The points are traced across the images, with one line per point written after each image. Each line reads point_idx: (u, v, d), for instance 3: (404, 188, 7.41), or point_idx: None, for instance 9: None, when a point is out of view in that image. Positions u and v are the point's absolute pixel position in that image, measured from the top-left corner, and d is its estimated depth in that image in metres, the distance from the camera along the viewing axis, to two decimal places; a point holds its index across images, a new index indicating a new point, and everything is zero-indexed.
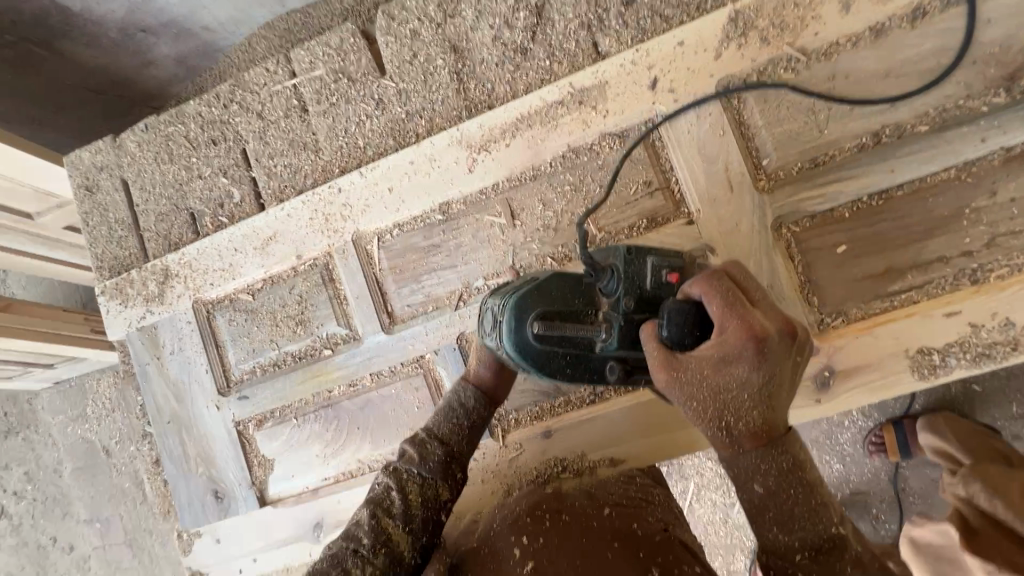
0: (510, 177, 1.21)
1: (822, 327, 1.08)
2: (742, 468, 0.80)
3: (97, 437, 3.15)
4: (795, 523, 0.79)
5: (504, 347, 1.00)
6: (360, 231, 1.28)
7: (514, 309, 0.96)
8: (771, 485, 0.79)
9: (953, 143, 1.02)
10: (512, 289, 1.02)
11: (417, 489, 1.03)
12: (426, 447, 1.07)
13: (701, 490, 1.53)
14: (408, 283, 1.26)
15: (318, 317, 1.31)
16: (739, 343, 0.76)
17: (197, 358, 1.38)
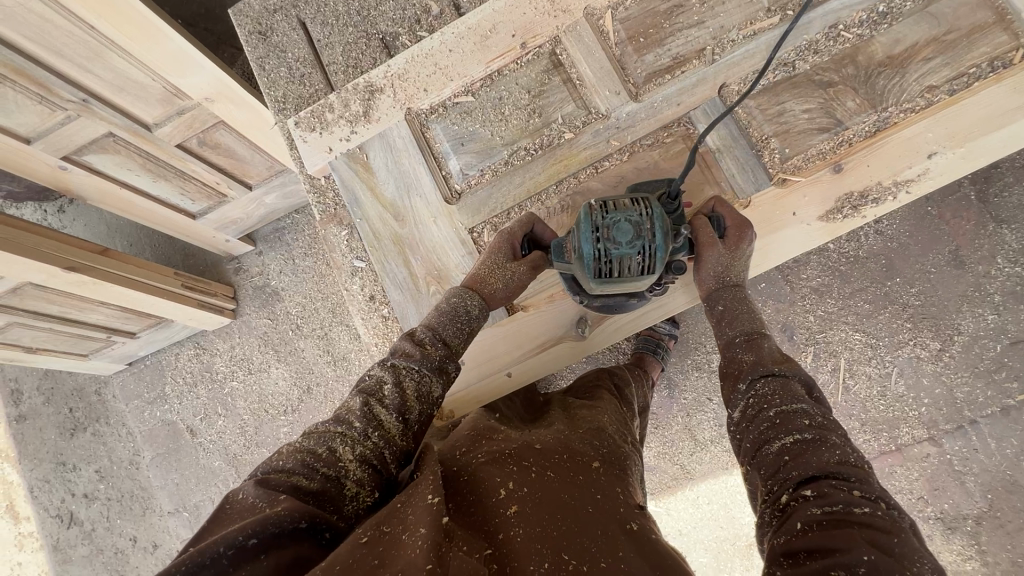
0: None
1: None
2: (718, 304, 1.07)
3: (179, 416, 2.69)
4: (734, 321, 1.03)
5: (645, 254, 0.98)
6: (591, 6, 1.23)
7: (665, 228, 0.99)
8: (731, 304, 1.05)
9: None
10: (635, 207, 1.00)
11: (415, 385, 0.90)
12: (427, 346, 0.97)
13: (853, 365, 1.55)
14: (652, 50, 1.21)
15: (553, 103, 1.24)
16: (744, 224, 1.10)
17: (417, 170, 1.28)
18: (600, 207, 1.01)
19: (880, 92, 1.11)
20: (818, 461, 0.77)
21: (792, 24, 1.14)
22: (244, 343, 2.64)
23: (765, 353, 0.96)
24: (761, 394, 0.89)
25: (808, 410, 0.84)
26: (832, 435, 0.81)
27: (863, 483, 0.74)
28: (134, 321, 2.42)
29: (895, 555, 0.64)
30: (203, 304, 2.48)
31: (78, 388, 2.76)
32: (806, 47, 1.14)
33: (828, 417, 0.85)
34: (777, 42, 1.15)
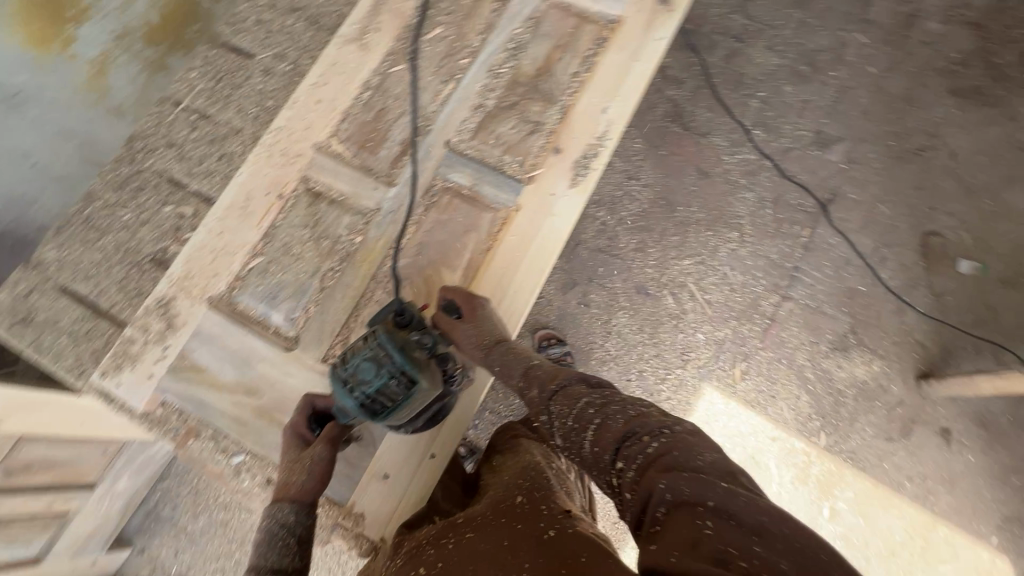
0: (397, 36, 1.54)
1: None
2: (495, 363, 1.19)
3: None
4: (512, 370, 1.16)
5: (398, 373, 1.07)
6: (316, 143, 1.45)
7: (397, 344, 1.08)
8: (502, 360, 1.18)
9: None
10: (364, 344, 1.09)
11: None
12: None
13: None
14: (382, 146, 1.45)
15: (331, 222, 1.38)
16: (470, 297, 1.28)
17: (247, 341, 1.31)
18: (340, 361, 1.10)
19: (549, 92, 1.48)
20: (613, 435, 0.87)
21: (463, 84, 1.50)
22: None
23: (542, 379, 1.09)
24: (556, 416, 0.99)
25: (589, 400, 0.96)
26: (612, 405, 0.93)
27: (644, 425, 0.87)
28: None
29: (683, 465, 0.77)
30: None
31: None
32: (482, 91, 1.49)
33: (605, 392, 0.98)
34: (461, 98, 1.48)
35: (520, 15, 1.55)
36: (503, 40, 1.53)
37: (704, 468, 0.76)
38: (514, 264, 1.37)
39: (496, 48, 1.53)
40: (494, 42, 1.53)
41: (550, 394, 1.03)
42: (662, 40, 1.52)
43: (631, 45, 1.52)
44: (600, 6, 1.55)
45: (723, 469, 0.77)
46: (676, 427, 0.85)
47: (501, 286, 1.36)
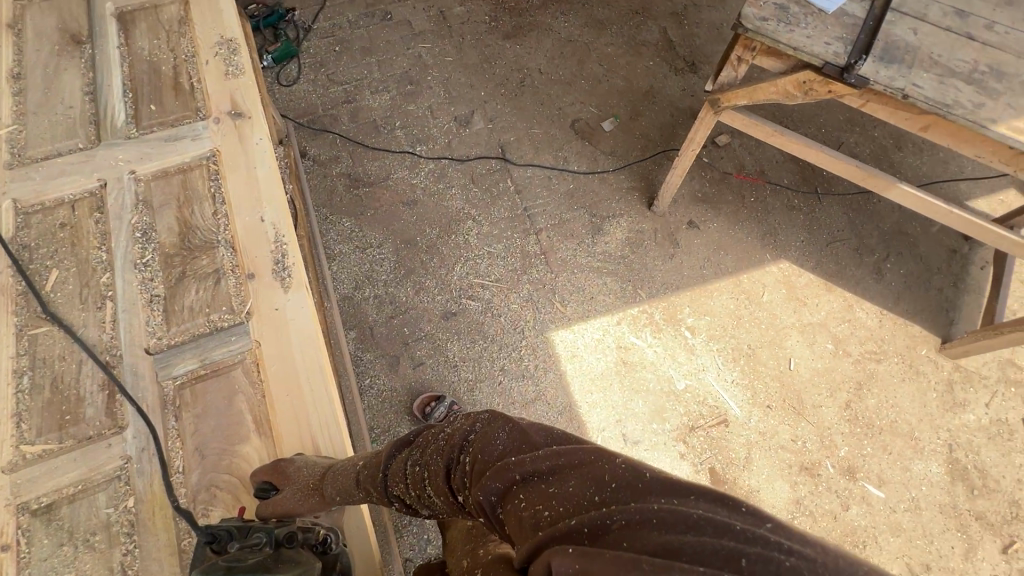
0: (15, 311, 1.38)
1: (204, 112, 1.70)
2: (332, 496, 1.14)
3: None
4: (348, 492, 1.12)
5: None
6: (4, 466, 1.21)
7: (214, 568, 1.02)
8: (333, 490, 1.13)
9: (107, 60, 1.76)
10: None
11: None
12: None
13: None
14: (83, 407, 1.28)
15: (88, 516, 1.18)
16: (274, 463, 1.23)
17: None
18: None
19: (205, 242, 1.50)
20: (439, 477, 0.95)
21: (120, 296, 1.40)
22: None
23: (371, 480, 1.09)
24: (400, 497, 1.03)
25: (411, 464, 1.02)
26: (429, 453, 1.00)
27: (458, 450, 0.96)
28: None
29: (493, 459, 0.89)
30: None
31: None
32: (143, 287, 1.42)
33: (420, 446, 1.04)
34: (129, 308, 1.39)
35: (125, 209, 1.52)
36: (127, 238, 1.48)
37: (505, 456, 0.88)
38: (293, 385, 1.34)
39: (126, 247, 1.47)
40: (120, 245, 1.47)
41: (382, 484, 1.05)
42: (262, 143, 1.67)
43: (240, 162, 1.62)
44: (191, 154, 1.62)
45: (518, 446, 0.90)
46: (478, 427, 0.97)
47: (298, 410, 1.33)
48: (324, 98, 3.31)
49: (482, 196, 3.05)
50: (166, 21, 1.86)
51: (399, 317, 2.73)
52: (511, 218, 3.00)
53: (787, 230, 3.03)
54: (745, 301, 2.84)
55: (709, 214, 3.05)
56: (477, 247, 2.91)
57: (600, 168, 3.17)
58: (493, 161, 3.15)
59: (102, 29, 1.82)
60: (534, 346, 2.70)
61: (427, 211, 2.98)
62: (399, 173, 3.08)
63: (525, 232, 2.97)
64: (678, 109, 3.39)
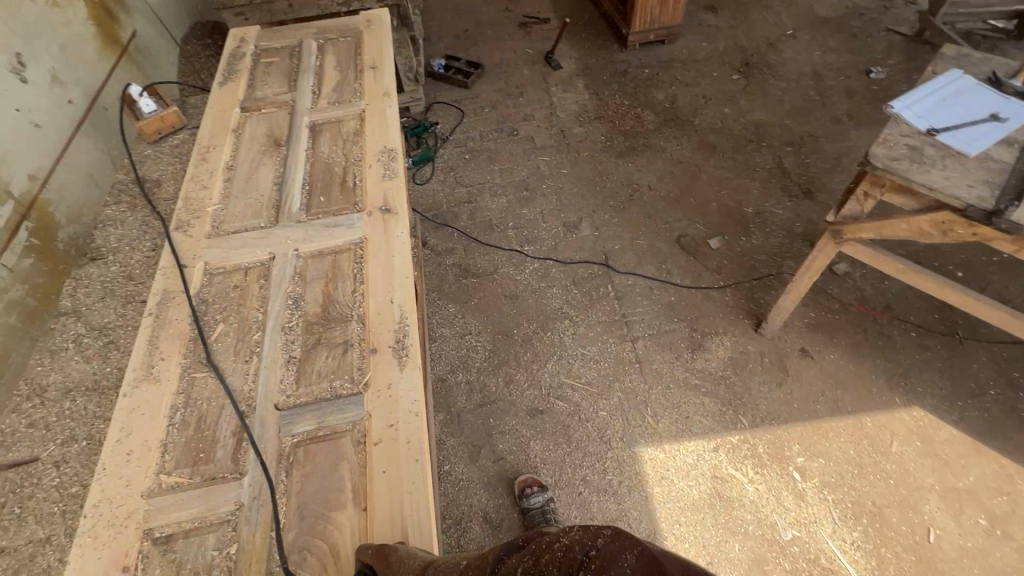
0: (184, 353, 1.63)
1: (360, 205, 2.01)
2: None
3: None
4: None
5: None
6: (144, 489, 1.37)
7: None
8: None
9: (296, 159, 2.18)
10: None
11: None
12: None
13: None
14: (215, 447, 1.43)
15: (196, 553, 1.28)
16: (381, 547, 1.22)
17: None
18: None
19: (341, 316, 1.70)
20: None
21: (265, 353, 1.61)
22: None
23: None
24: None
25: (523, 565, 0.92)
26: (545, 558, 0.90)
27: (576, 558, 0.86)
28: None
29: None
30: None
31: None
32: (285, 348, 1.62)
33: (535, 548, 0.94)
34: (269, 364, 1.58)
35: (284, 279, 1.79)
36: (281, 303, 1.73)
37: None
38: (394, 463, 1.39)
39: (279, 311, 1.71)
40: (275, 308, 1.72)
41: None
42: (402, 234, 1.91)
43: (382, 250, 1.86)
44: (344, 238, 1.90)
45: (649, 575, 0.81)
46: (598, 540, 0.88)
47: (396, 490, 1.35)
48: (449, 196, 3.73)
49: (581, 298, 3.13)
50: (345, 133, 2.30)
51: (486, 407, 2.76)
52: (608, 323, 3.02)
53: (921, 373, 2.71)
54: (868, 447, 2.51)
55: (824, 344, 2.84)
56: (571, 347, 2.93)
57: (704, 283, 3.15)
58: (596, 265, 3.27)
59: (298, 136, 2.28)
60: (620, 460, 2.56)
61: (527, 306, 3.11)
62: (506, 268, 3.29)
63: (621, 338, 2.95)
64: (790, 233, 3.34)
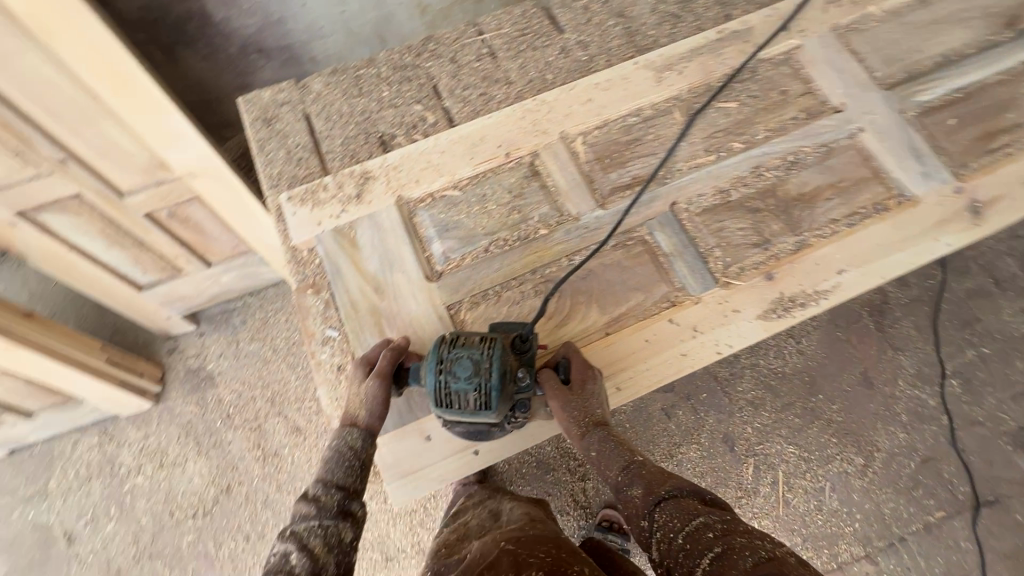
0: (691, 87, 1.52)
1: (965, 170, 1.39)
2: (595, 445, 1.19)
3: (58, 517, 2.28)
4: (623, 464, 1.16)
5: (481, 391, 1.07)
6: (565, 131, 1.48)
7: (503, 366, 1.09)
8: (604, 448, 1.19)
9: (1000, 54, 1.50)
10: (480, 345, 1.11)
11: (322, 539, 1.01)
12: (324, 497, 1.07)
13: None
14: (616, 169, 1.44)
15: (530, 204, 1.41)
16: (586, 369, 1.22)
17: (402, 249, 1.37)
18: (449, 342, 1.12)
19: (797, 220, 1.37)
20: (737, 572, 0.87)
21: (723, 164, 1.43)
22: (160, 434, 2.37)
23: (652, 483, 1.11)
24: (665, 523, 1.02)
25: (709, 523, 0.98)
26: (735, 540, 0.93)
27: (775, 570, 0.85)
28: (39, 397, 2.19)
29: None
30: (125, 383, 2.26)
31: None
32: (736, 179, 1.42)
33: (726, 520, 0.99)
34: (713, 173, 1.42)
35: (815, 136, 1.44)
36: (787, 149, 1.43)
37: None
38: (659, 347, 1.27)
39: (777, 150, 1.43)
40: (779, 145, 1.44)
41: (661, 499, 1.07)
42: (944, 247, 1.36)
43: (908, 230, 1.35)
44: (902, 176, 1.39)
45: None
46: None
47: (635, 358, 1.27)
48: None
49: (896, 463, 1.86)
50: None
51: (719, 385, 2.03)
52: (869, 541, 1.80)
53: None
54: None
55: None
56: (829, 477, 1.88)
57: None
58: (968, 502, 1.80)
59: None
60: None
61: (850, 408, 1.93)
62: (912, 362, 1.94)
63: (876, 552, 1.79)
64: None
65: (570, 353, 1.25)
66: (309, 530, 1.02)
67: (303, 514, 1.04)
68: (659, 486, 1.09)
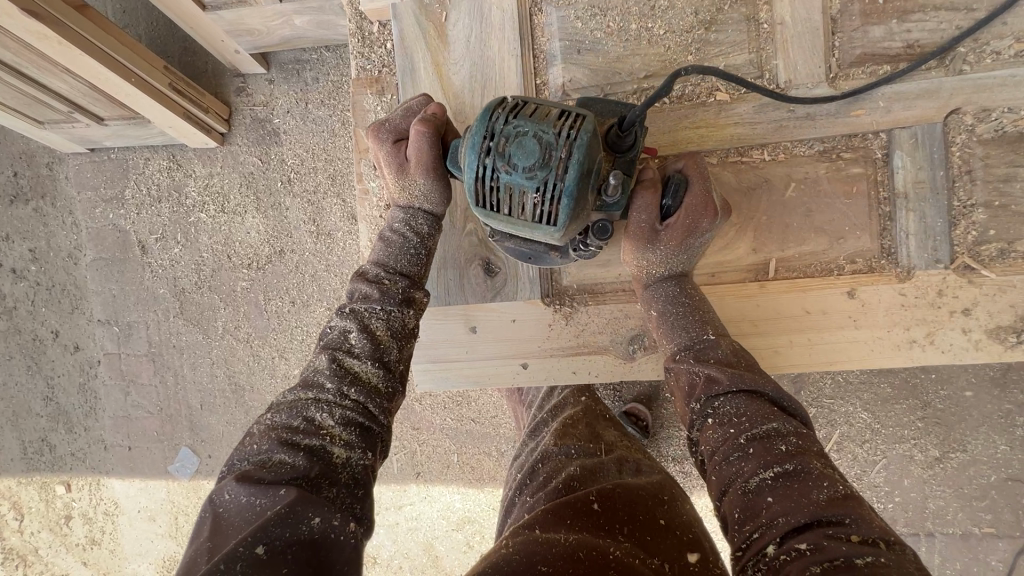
0: None
1: None
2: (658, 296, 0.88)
3: (133, 228, 1.90)
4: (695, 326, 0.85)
5: (545, 193, 0.68)
6: None
7: (587, 164, 0.68)
8: (672, 307, 0.87)
9: None
10: (555, 122, 0.69)
11: (384, 324, 0.86)
12: (386, 283, 0.89)
13: (845, 440, 1.33)
14: (885, 23, 0.84)
15: (721, 45, 0.88)
16: (702, 207, 0.84)
17: (505, 63, 0.92)
18: (508, 109, 0.70)
19: None
20: (805, 502, 0.65)
21: None
22: (225, 176, 1.83)
23: (723, 358, 0.82)
24: (723, 418, 0.76)
25: (783, 434, 0.72)
26: (813, 465, 0.68)
27: (861, 522, 0.62)
28: (106, 105, 1.60)
29: None
30: (190, 118, 1.67)
31: (28, 153, 1.93)
32: None
33: (804, 434, 0.73)
34: None
35: None
36: None
37: None
38: (817, 323, 0.89)
39: None
40: None
41: (725, 387, 0.78)
42: None
43: None
44: None
45: None
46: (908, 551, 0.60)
47: (777, 325, 0.90)
48: None
49: (973, 469, 1.29)
50: None
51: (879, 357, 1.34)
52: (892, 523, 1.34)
53: None
54: None
55: None
56: (888, 456, 1.32)
57: None
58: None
59: None
60: None
61: (965, 397, 1.28)
62: None
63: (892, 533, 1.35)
64: None
65: (690, 175, 0.86)
66: (369, 313, 0.86)
67: (363, 293, 0.88)
68: (729, 371, 0.80)
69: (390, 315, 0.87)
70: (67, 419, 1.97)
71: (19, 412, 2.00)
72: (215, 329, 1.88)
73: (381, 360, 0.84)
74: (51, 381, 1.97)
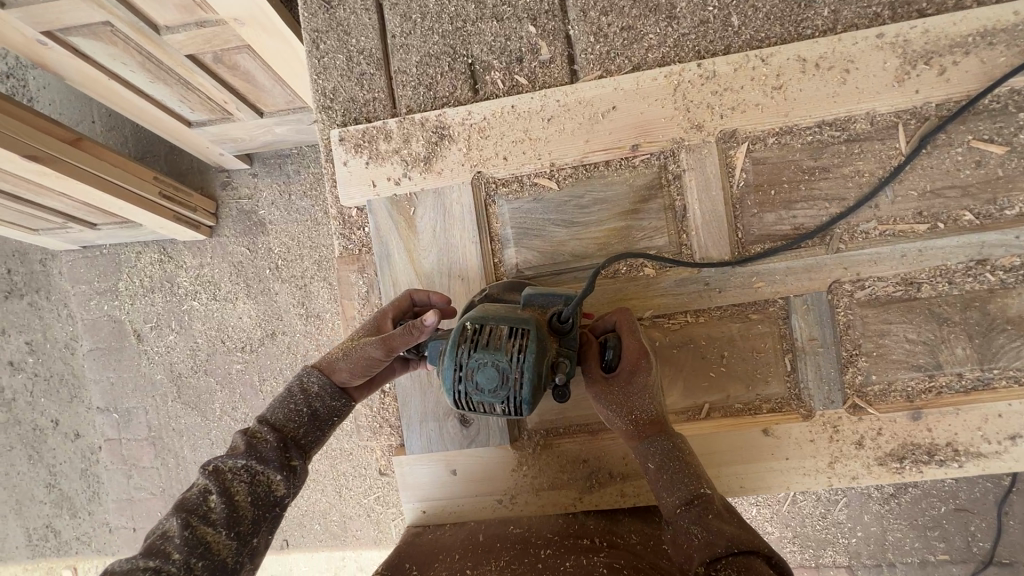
0: (942, 106, 0.98)
1: None
2: (641, 451, 0.89)
3: (128, 316, 1.99)
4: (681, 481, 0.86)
5: (511, 404, 0.81)
6: (730, 128, 1.02)
7: (538, 376, 0.79)
8: (661, 459, 0.87)
9: None
10: (507, 344, 0.80)
11: (248, 488, 0.79)
12: (258, 437, 0.86)
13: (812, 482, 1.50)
14: (775, 210, 1.03)
15: (643, 229, 1.06)
16: (639, 351, 0.91)
17: (466, 248, 1.09)
18: (467, 340, 0.82)
19: (994, 351, 1.00)
20: None
21: (927, 245, 0.99)
22: (215, 265, 1.92)
23: (717, 519, 0.80)
24: None
25: None
26: None
27: None
28: (98, 215, 1.73)
29: None
30: (179, 219, 1.77)
31: (22, 251, 2.03)
32: (937, 272, 1.00)
33: None
34: (905, 257, 1.00)
35: None
36: None
37: None
38: (741, 456, 1.05)
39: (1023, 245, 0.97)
40: None
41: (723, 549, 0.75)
42: None
43: None
44: None
45: None
46: None
47: (710, 460, 1.06)
48: None
49: (927, 501, 1.45)
50: None
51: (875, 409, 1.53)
52: (858, 556, 1.50)
53: None
54: None
55: None
56: (849, 494, 1.48)
57: None
58: (981, 555, 1.44)
59: None
60: None
61: None
62: None
63: (859, 565, 1.50)
64: None
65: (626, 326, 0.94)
66: (240, 472, 0.80)
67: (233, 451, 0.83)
68: (726, 535, 0.77)
69: (255, 481, 0.80)
70: (71, 501, 2.07)
71: (22, 499, 2.10)
72: (212, 411, 1.96)
73: (235, 532, 0.76)
74: (53, 469, 2.07)
